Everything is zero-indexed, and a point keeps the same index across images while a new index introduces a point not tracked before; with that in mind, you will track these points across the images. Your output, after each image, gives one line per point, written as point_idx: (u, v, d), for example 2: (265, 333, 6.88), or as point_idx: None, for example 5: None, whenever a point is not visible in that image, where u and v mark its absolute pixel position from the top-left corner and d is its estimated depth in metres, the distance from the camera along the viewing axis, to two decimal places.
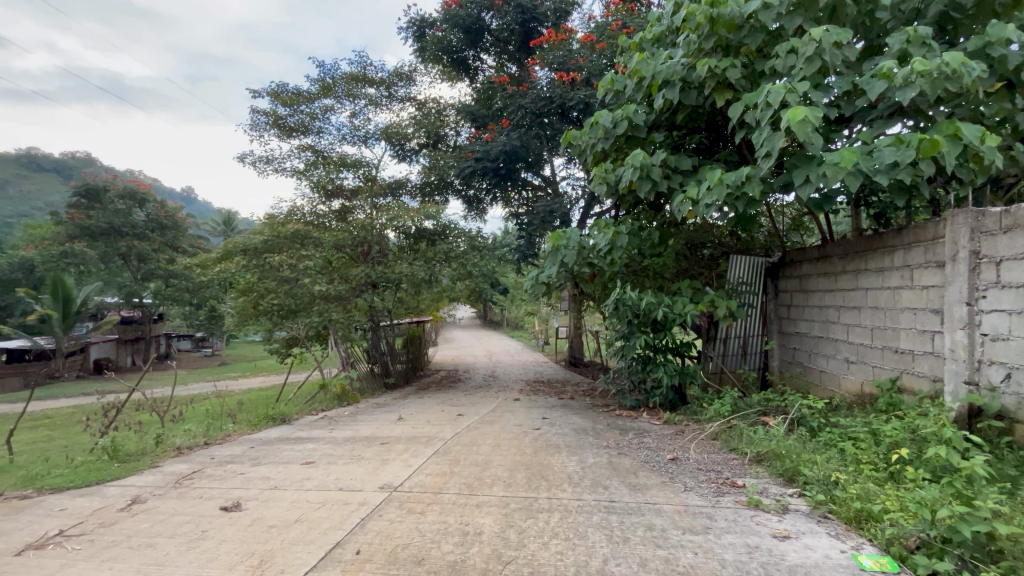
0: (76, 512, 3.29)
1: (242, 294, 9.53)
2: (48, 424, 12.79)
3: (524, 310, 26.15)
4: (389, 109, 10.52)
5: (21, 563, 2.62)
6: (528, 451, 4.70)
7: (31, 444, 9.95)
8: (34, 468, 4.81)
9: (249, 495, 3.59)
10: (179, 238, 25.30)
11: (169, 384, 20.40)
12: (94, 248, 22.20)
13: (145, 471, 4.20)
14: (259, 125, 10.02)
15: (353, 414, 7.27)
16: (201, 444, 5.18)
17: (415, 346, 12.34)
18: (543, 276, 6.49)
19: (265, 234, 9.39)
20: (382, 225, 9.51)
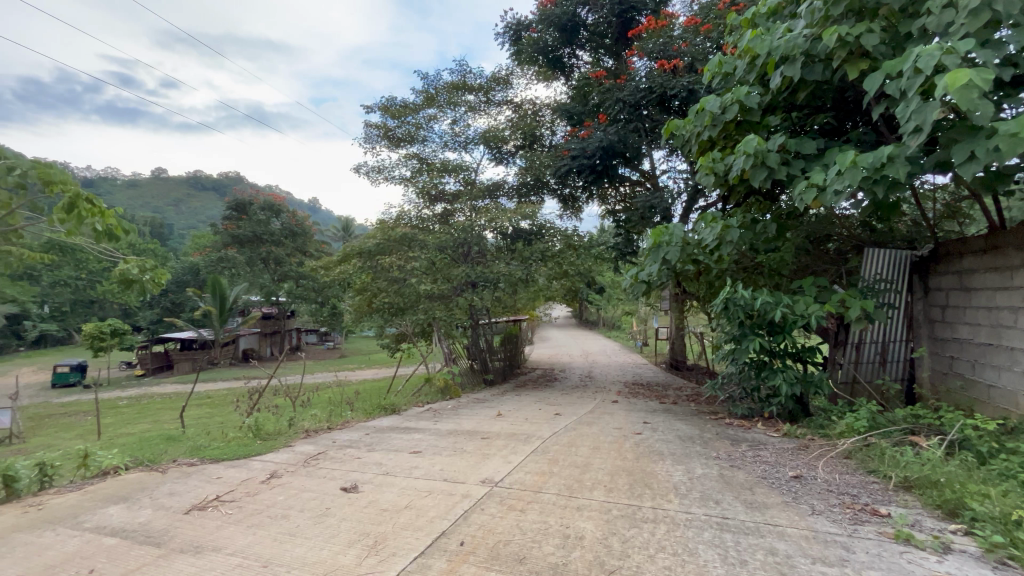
0: (228, 481, 3.82)
1: (359, 293, 10.41)
2: (210, 402, 15.18)
3: (621, 309, 25.43)
4: (488, 114, 10.81)
5: (189, 520, 3.10)
6: (630, 457, 4.51)
7: (198, 419, 11.85)
8: (199, 440, 5.69)
9: (364, 479, 3.88)
10: (309, 243, 28.43)
11: (299, 373, 23.04)
12: (242, 254, 25.94)
13: (281, 450, 4.76)
14: (371, 138, 10.85)
15: (455, 408, 7.58)
16: (325, 428, 5.73)
17: (513, 344, 12.57)
18: (643, 274, 6.16)
19: (377, 237, 9.97)
20: (481, 227, 9.79)
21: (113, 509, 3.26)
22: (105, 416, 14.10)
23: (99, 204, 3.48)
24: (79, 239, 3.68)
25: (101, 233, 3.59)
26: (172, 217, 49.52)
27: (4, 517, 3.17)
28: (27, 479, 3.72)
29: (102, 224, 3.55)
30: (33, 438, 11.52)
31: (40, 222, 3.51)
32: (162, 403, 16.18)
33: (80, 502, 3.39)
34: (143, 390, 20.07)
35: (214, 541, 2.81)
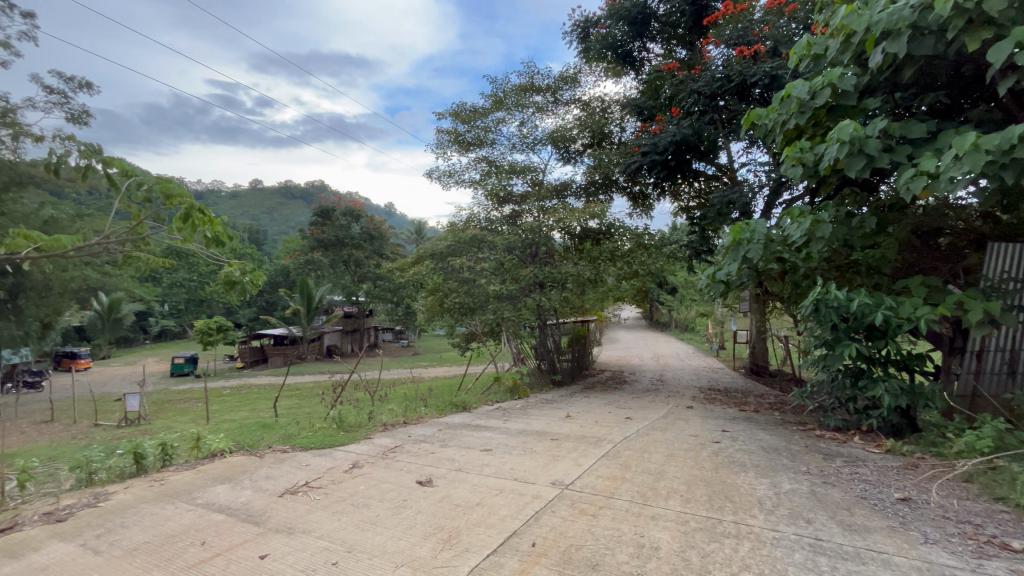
0: (316, 469, 4.11)
1: (431, 293, 10.75)
2: (299, 395, 16.43)
3: (696, 311, 24.28)
4: (556, 114, 10.76)
5: (283, 503, 3.36)
6: (708, 466, 4.29)
7: (288, 410, 12.85)
8: (290, 429, 6.17)
9: (437, 474, 4.01)
10: (385, 246, 29.92)
11: (377, 369, 24.33)
12: (326, 256, 27.87)
13: (362, 441, 5.05)
14: (442, 143, 11.19)
15: (524, 408, 7.62)
16: (401, 423, 5.99)
17: (581, 345, 12.42)
18: (721, 274, 5.82)
19: (448, 239, 10.25)
20: (549, 227, 9.76)
21: (221, 488, 3.63)
22: (212, 403, 15.74)
23: (209, 214, 3.85)
24: (193, 245, 4.11)
25: (210, 241, 3.97)
26: (267, 224, 54.31)
27: (135, 489, 3.62)
28: (153, 457, 4.24)
29: (211, 231, 3.92)
30: (155, 420, 13.11)
31: (162, 231, 3.96)
32: (258, 393, 17.77)
33: (193, 480, 3.80)
34: (242, 381, 22.18)
35: (304, 524, 3.03)
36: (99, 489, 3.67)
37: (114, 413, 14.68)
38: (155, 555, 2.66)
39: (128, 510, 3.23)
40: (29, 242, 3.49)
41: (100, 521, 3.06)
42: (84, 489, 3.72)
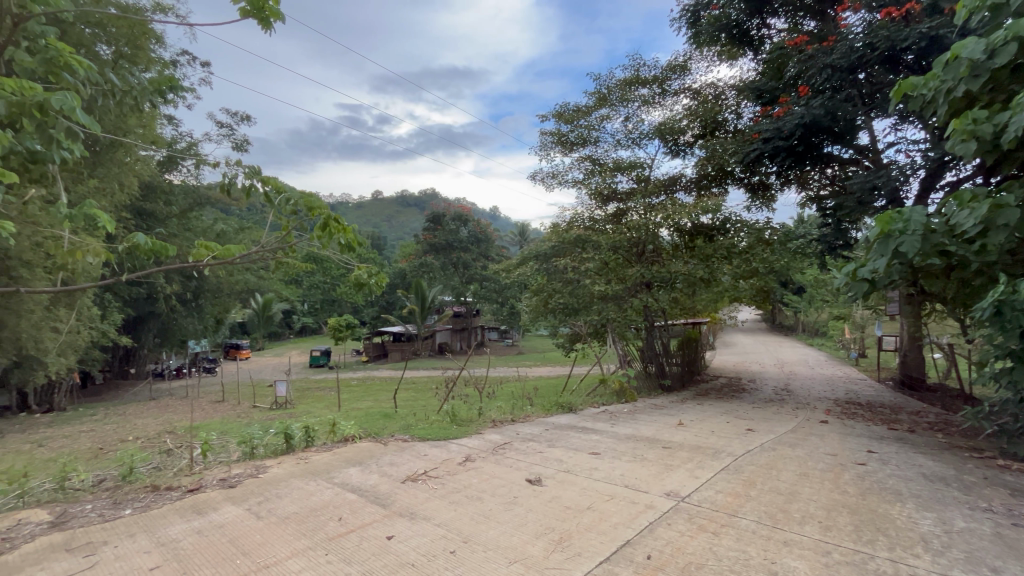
0: (433, 459, 4.36)
1: (535, 294, 10.83)
2: (415, 388, 17.69)
3: (829, 312, 21.51)
4: (663, 106, 10.24)
5: (405, 488, 3.63)
6: (851, 491, 3.75)
7: (405, 402, 13.84)
8: (408, 420, 6.63)
9: (546, 474, 4.03)
10: (490, 248, 31.01)
11: (484, 367, 25.26)
12: (437, 259, 29.70)
13: (473, 436, 5.25)
14: (546, 144, 11.25)
15: (632, 412, 7.35)
16: (509, 420, 6.13)
17: (692, 349, 11.67)
18: (864, 272, 5.03)
19: (552, 240, 10.26)
20: (656, 224, 9.28)
21: (353, 471, 4.02)
22: (343, 393, 17.54)
23: (342, 222, 4.29)
24: (329, 251, 4.58)
25: (343, 247, 4.38)
26: (386, 230, 59.51)
27: (285, 465, 4.16)
28: (298, 437, 4.84)
29: (345, 238, 4.34)
30: (299, 405, 15.03)
31: (305, 238, 4.48)
32: (380, 386, 19.43)
33: (330, 461, 4.26)
34: (366, 374, 24.40)
35: (424, 510, 3.24)
36: (259, 462, 4.27)
37: (268, 397, 17.08)
38: (302, 525, 3.01)
39: (281, 483, 3.72)
40: (207, 252, 4.15)
41: (260, 490, 3.57)
42: (248, 461, 4.36)
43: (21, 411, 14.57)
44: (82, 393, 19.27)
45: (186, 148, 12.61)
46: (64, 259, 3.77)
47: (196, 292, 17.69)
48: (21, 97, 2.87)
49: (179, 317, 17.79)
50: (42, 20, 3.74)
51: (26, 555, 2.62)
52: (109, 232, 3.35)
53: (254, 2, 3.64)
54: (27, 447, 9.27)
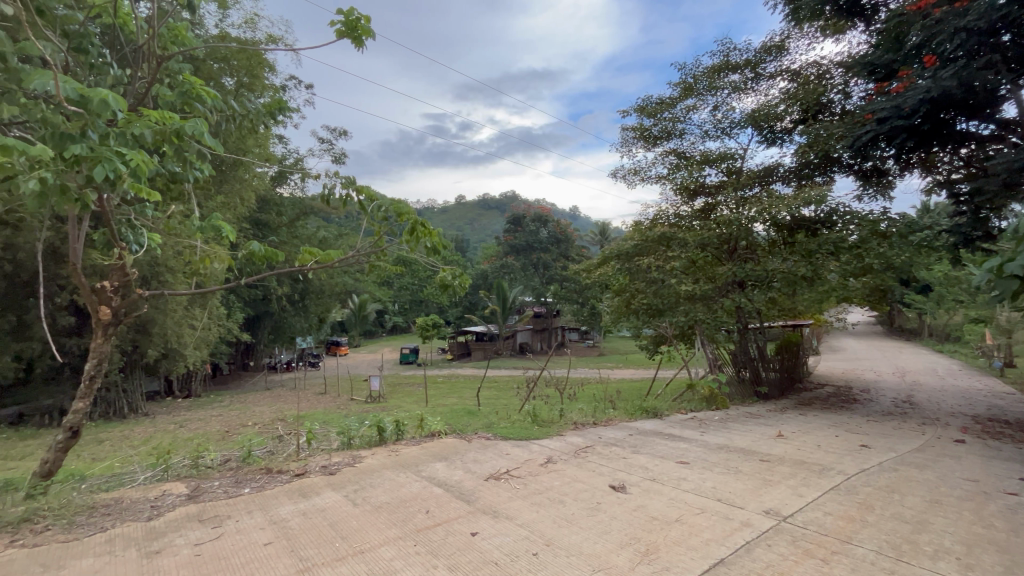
0: (515, 459, 4.40)
1: (617, 295, 10.54)
2: (497, 387, 18.04)
3: (964, 314, 18.64)
4: (757, 92, 9.48)
5: (489, 486, 3.70)
6: (998, 526, 3.19)
7: (487, 401, 14.17)
8: (490, 418, 6.77)
9: (631, 481, 3.90)
10: (571, 248, 30.79)
11: (565, 367, 25.17)
12: (518, 260, 30.08)
13: (555, 438, 5.22)
14: (627, 140, 10.91)
15: (724, 420, 6.88)
16: (591, 423, 6.01)
17: (792, 353, 10.69)
18: (1011, 267, 4.25)
19: (635, 239, 9.93)
20: (750, 219, 8.61)
21: (439, 465, 4.18)
22: (430, 389, 18.39)
23: (428, 226, 4.47)
24: (417, 254, 4.79)
25: (429, 250, 4.55)
26: (469, 233, 61.53)
27: (378, 456, 4.43)
28: (390, 431, 5.13)
29: (431, 241, 4.51)
30: (390, 400, 15.99)
31: (395, 243, 4.75)
32: (464, 383, 20.08)
33: (419, 455, 4.46)
34: (451, 372, 25.35)
35: (507, 509, 3.27)
36: (355, 452, 4.59)
37: (363, 391, 18.39)
38: (393, 515, 3.18)
39: (374, 473, 3.96)
40: (311, 258, 4.53)
41: (356, 479, 3.83)
42: (346, 450, 4.71)
43: (166, 395, 17.00)
44: (213, 382, 22.10)
45: (293, 164, 13.98)
46: (197, 266, 4.32)
47: (302, 293, 19.53)
48: (163, 126, 3.32)
49: (288, 315, 19.74)
50: (180, 59, 4.31)
51: (169, 522, 3.03)
52: (232, 241, 3.79)
53: (348, 22, 3.96)
54: (172, 427, 10.80)
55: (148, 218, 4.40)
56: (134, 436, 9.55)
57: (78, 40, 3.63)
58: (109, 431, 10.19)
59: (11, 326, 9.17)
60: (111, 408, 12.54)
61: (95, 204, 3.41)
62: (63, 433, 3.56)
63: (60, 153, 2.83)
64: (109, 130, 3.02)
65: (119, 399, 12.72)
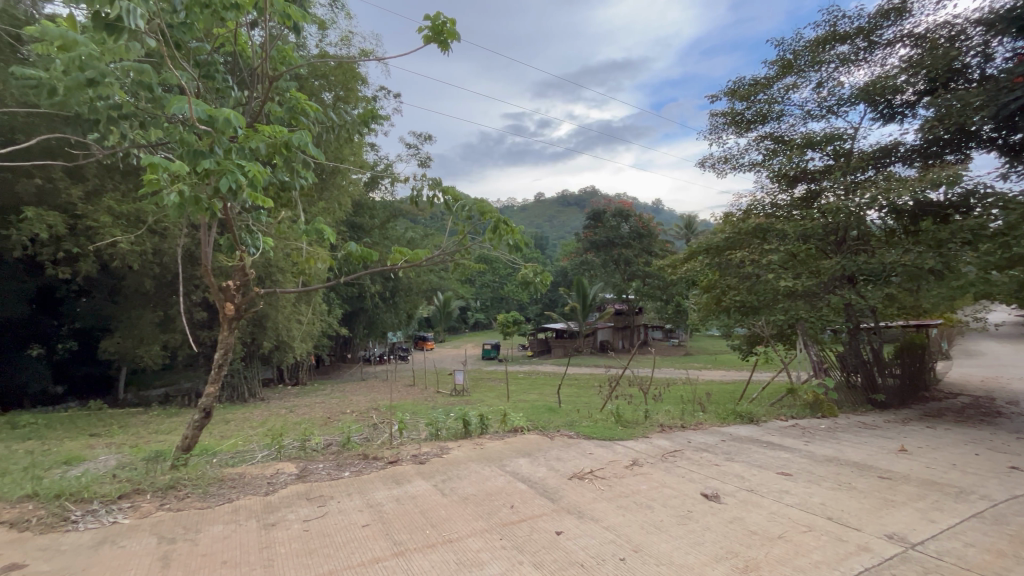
0: (599, 459, 4.31)
1: (706, 291, 9.95)
2: (578, 384, 17.89)
3: None
4: (870, 63, 8.42)
5: (572, 485, 3.65)
6: None
7: (568, 398, 14.10)
8: (572, 416, 6.69)
9: (725, 490, 3.65)
10: (654, 243, 29.48)
11: (649, 367, 24.32)
12: (598, 257, 29.30)
13: (640, 439, 5.03)
14: (717, 126, 10.21)
15: (832, 430, 6.21)
16: (679, 425, 5.73)
17: (915, 357, 9.41)
18: None
19: (726, 231, 9.28)
20: (862, 207, 7.63)
21: (522, 461, 4.21)
22: (511, 384, 18.70)
23: (511, 224, 4.53)
24: (499, 252, 4.87)
25: (511, 248, 4.59)
26: (549, 230, 61.58)
27: (463, 448, 4.56)
28: (474, 424, 5.27)
29: (513, 239, 4.55)
30: (473, 393, 16.52)
31: (478, 241, 4.85)
32: (545, 380, 20.15)
33: (502, 449, 4.52)
34: (532, 368, 25.55)
35: (592, 511, 3.21)
36: (442, 443, 4.78)
37: (448, 384, 19.17)
38: (479, 507, 3.26)
39: (461, 465, 4.09)
40: (401, 257, 4.78)
41: (444, 469, 3.98)
42: (434, 440, 4.91)
43: (279, 382, 18.96)
44: (317, 371, 24.28)
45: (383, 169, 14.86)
46: (303, 266, 4.74)
47: (393, 290, 20.76)
48: (275, 139, 3.65)
49: (380, 311, 21.08)
50: (287, 78, 4.74)
51: (282, 498, 3.37)
52: (332, 242, 4.11)
53: (435, 27, 4.12)
54: (284, 412, 12.03)
55: (263, 224, 4.90)
56: (253, 418, 10.77)
57: (207, 68, 4.15)
58: (234, 413, 11.59)
59: (159, 320, 10.74)
60: (235, 393, 14.24)
61: (221, 213, 3.87)
62: (198, 413, 4.09)
63: (194, 168, 3.24)
64: (231, 146, 3.40)
65: (242, 385, 14.40)
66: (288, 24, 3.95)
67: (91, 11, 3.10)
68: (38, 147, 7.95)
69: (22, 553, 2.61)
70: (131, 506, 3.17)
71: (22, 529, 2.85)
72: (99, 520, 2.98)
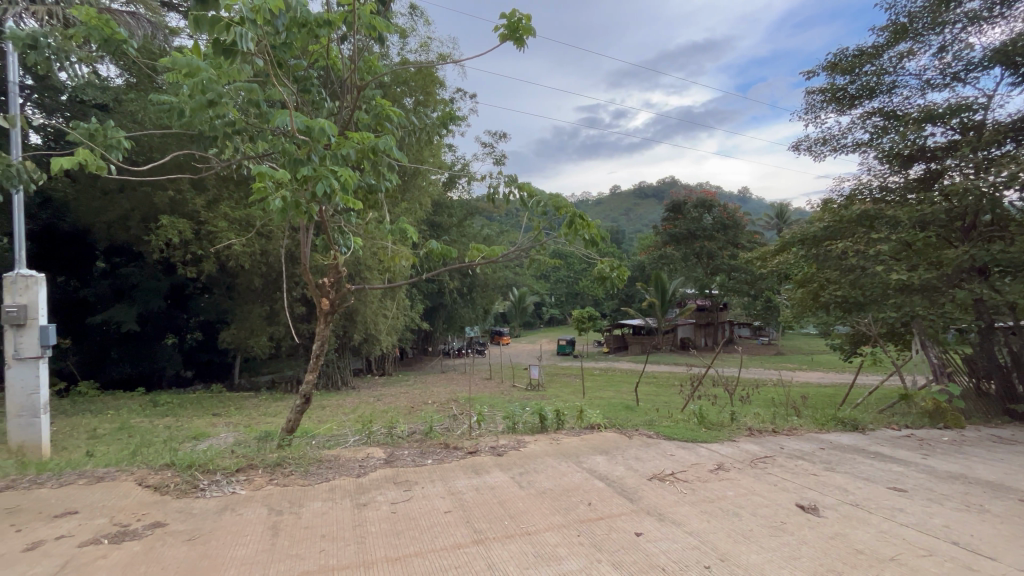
0: (681, 461, 4.13)
1: (801, 286, 9.26)
2: (657, 383, 17.29)
3: None
4: (1008, 19, 7.22)
5: (652, 487, 3.54)
6: None
7: (647, 396, 13.68)
8: (651, 416, 6.46)
9: (825, 503, 3.34)
10: (739, 235, 27.64)
11: (736, 366, 22.82)
12: (678, 250, 27.91)
13: (726, 443, 4.75)
14: (815, 105, 9.30)
15: (957, 443, 5.45)
16: (770, 430, 5.32)
17: None
18: None
19: (825, 220, 8.45)
20: (997, 187, 6.57)
21: (600, 459, 4.16)
22: (587, 381, 18.52)
23: (587, 218, 4.46)
24: (574, 247, 4.83)
25: (587, 242, 4.51)
26: (625, 223, 59.99)
27: (540, 443, 4.60)
28: (551, 419, 5.28)
29: (589, 234, 4.49)
30: (548, 388, 16.56)
31: (554, 236, 4.83)
32: (621, 377, 19.69)
33: (579, 446, 4.49)
34: (609, 365, 25.04)
35: (674, 514, 3.09)
36: (519, 437, 4.85)
37: (524, 379, 19.39)
38: (557, 502, 3.27)
39: (537, 459, 4.13)
40: (478, 254, 4.87)
41: (521, 462, 4.04)
42: (511, 433, 5.00)
43: (368, 373, 20.32)
44: (401, 363, 25.66)
45: (460, 168, 15.28)
46: (389, 264, 5.01)
47: (470, 286, 21.36)
48: (363, 145, 3.89)
49: (458, 307, 21.77)
50: (373, 86, 5.00)
51: (372, 480, 3.61)
52: (415, 241, 4.29)
53: (511, 24, 4.16)
54: (372, 400, 12.88)
55: (353, 225, 5.25)
56: (345, 405, 11.64)
57: (304, 83, 4.51)
58: (329, 400, 12.61)
59: (266, 313, 11.93)
60: (330, 381, 15.48)
61: (317, 216, 4.21)
62: (300, 398, 4.50)
63: (295, 174, 3.55)
64: (326, 153, 3.68)
65: (335, 374, 15.62)
66: (374, 35, 4.20)
67: (212, 39, 3.50)
68: (171, 163, 9.19)
69: (164, 513, 3.04)
70: (246, 479, 3.57)
71: (163, 493, 3.32)
72: (221, 489, 3.39)
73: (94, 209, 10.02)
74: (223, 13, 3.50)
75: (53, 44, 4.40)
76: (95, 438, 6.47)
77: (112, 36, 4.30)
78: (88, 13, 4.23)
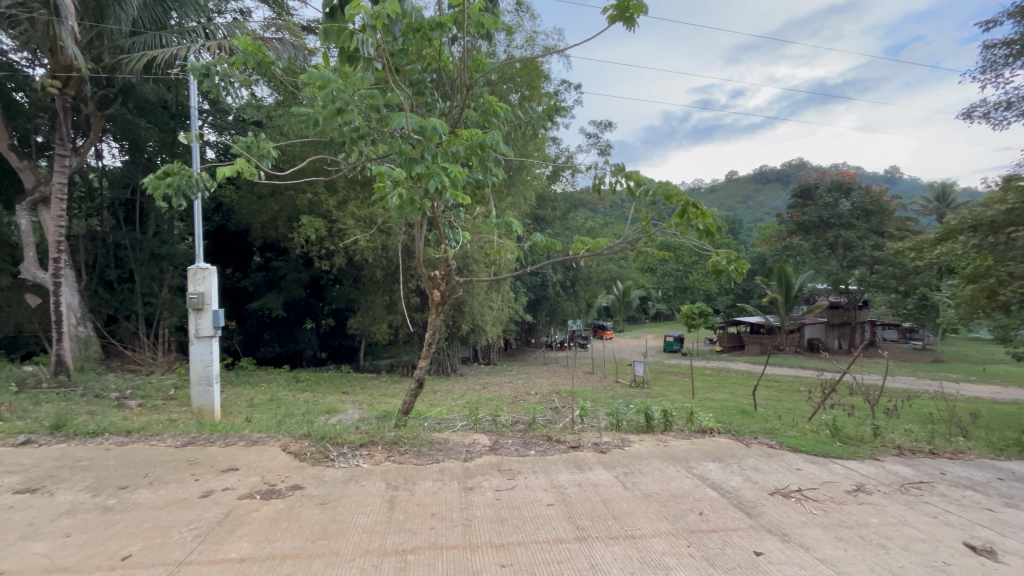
0: (811, 478, 3.68)
1: (972, 282, 7.68)
2: (778, 387, 15.70)
3: None
4: None
5: (775, 502, 3.21)
6: None
7: (766, 401, 12.45)
8: (773, 423, 5.85)
9: (1005, 546, 2.75)
10: (886, 222, 23.89)
11: (879, 373, 19.84)
12: (807, 240, 24.89)
13: (867, 461, 4.13)
14: (998, 61, 7.61)
15: None
16: (927, 451, 4.50)
17: None
18: None
19: (1009, 200, 6.78)
20: None
21: (713, 466, 3.86)
22: (697, 381, 17.46)
23: (701, 207, 4.13)
24: (686, 238, 4.53)
25: (702, 233, 4.20)
26: (742, 212, 55.12)
27: (646, 443, 4.41)
28: (657, 419, 5.03)
29: (703, 223, 4.17)
30: (654, 386, 15.89)
31: (663, 227, 4.58)
32: (736, 379, 18.26)
33: (689, 450, 4.22)
34: (722, 365, 23.29)
35: (801, 536, 2.77)
36: (624, 435, 4.69)
37: (628, 374, 18.87)
38: (664, 508, 3.11)
39: (643, 460, 3.97)
40: (582, 246, 4.76)
41: (626, 462, 3.91)
42: (614, 431, 4.86)
43: (474, 361, 21.25)
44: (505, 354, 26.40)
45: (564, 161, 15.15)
46: (495, 256, 5.14)
47: (573, 279, 21.20)
48: (471, 141, 4.01)
49: (561, 300, 21.75)
50: (481, 83, 5.11)
51: (478, 466, 3.76)
52: (520, 234, 4.33)
53: (620, 5, 4.01)
54: (478, 388, 13.45)
55: (462, 219, 5.45)
56: (454, 391, 12.32)
57: (419, 86, 4.78)
58: (439, 385, 13.43)
59: (386, 303, 12.98)
60: (440, 367, 16.49)
61: (430, 211, 4.46)
62: (414, 382, 4.82)
63: (409, 173, 3.75)
64: (437, 151, 3.84)
65: (445, 361, 16.57)
66: (482, 32, 4.29)
67: (338, 49, 3.83)
68: (309, 167, 10.41)
69: (302, 477, 3.47)
70: (368, 453, 3.93)
71: (302, 459, 3.79)
72: (347, 461, 3.77)
73: (252, 211, 11.75)
74: (348, 24, 3.82)
75: (221, 72, 5.20)
76: (252, 407, 7.61)
77: (262, 60, 4.95)
78: (245, 41, 4.92)
